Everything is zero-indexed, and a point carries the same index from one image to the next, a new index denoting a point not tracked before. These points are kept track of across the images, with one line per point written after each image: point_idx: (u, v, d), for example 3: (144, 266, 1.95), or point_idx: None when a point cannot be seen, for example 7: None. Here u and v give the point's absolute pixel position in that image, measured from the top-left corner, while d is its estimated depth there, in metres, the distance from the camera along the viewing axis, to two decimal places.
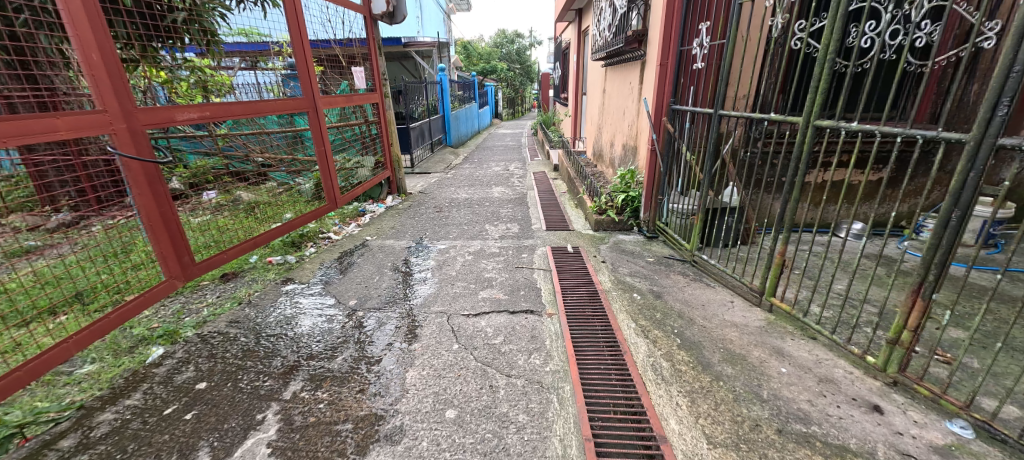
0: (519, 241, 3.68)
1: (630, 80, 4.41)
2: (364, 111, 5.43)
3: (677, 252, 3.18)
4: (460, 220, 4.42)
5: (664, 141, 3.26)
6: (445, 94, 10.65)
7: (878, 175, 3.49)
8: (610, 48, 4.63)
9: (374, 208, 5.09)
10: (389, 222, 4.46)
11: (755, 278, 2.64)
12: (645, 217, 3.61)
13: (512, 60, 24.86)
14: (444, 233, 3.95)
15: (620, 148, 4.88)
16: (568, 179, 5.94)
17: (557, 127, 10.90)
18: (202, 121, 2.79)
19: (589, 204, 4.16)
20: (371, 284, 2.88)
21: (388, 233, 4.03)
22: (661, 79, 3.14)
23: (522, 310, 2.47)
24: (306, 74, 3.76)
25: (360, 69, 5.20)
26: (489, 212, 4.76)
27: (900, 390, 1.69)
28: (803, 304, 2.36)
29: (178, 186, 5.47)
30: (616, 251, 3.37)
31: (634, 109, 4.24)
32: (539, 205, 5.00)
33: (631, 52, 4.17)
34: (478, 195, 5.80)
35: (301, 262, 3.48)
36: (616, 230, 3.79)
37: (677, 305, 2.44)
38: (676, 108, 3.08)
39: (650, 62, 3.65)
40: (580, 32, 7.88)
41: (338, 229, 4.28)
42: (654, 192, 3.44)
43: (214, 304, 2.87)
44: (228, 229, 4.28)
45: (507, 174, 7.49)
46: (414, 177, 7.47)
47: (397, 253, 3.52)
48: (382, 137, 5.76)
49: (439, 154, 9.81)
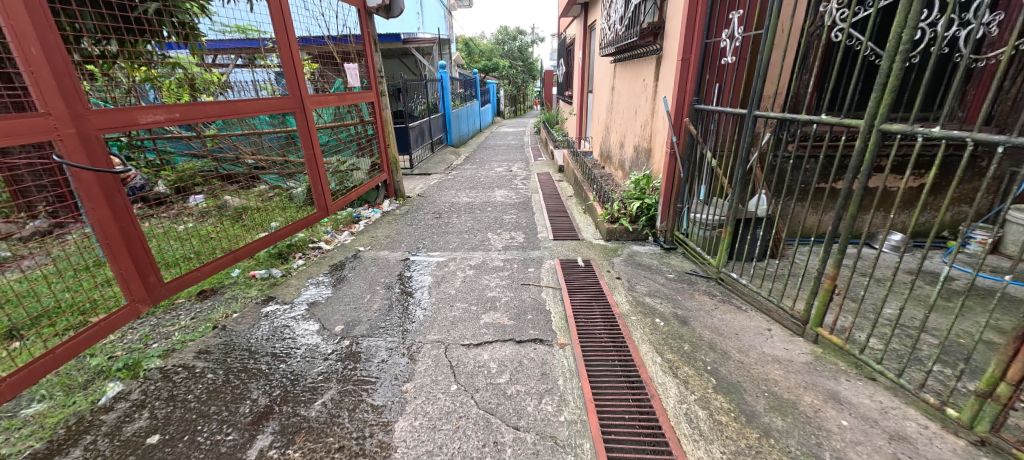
0: (525, 253, 3.39)
1: (644, 77, 4.09)
2: (360, 110, 5.13)
3: (701, 267, 2.89)
4: (461, 228, 4.13)
5: (685, 144, 2.96)
6: (446, 92, 10.34)
7: (920, 181, 3.18)
8: (621, 43, 4.31)
9: (370, 213, 4.81)
10: (385, 229, 4.17)
11: (793, 301, 2.33)
12: (662, 226, 3.32)
13: (515, 57, 24.51)
14: (444, 243, 3.67)
15: (631, 151, 4.57)
16: (575, 181, 5.63)
17: (561, 126, 10.59)
18: (171, 123, 2.49)
19: (599, 211, 3.85)
20: (362, 305, 2.59)
21: (384, 243, 3.75)
22: (683, 75, 2.84)
23: (530, 338, 2.17)
24: (292, 72, 3.46)
25: (355, 66, 4.87)
26: (491, 218, 4.47)
27: (992, 453, 1.39)
28: (854, 334, 2.06)
29: (165, 190, 5.20)
30: (632, 265, 3.07)
31: (648, 109, 3.93)
32: (544, 210, 4.70)
33: (645, 46, 3.85)
34: (480, 198, 5.51)
35: (288, 276, 3.20)
36: (629, 240, 3.49)
37: (707, 333, 2.14)
38: (699, 108, 2.78)
39: (668, 57, 3.34)
40: (587, 27, 7.54)
41: (330, 237, 4.00)
42: (673, 201, 3.15)
43: (187, 327, 2.59)
44: (213, 238, 4.01)
45: (510, 175, 7.19)
46: (413, 179, 7.18)
47: (392, 266, 3.24)
48: (378, 138, 5.45)
49: (440, 154, 9.52)
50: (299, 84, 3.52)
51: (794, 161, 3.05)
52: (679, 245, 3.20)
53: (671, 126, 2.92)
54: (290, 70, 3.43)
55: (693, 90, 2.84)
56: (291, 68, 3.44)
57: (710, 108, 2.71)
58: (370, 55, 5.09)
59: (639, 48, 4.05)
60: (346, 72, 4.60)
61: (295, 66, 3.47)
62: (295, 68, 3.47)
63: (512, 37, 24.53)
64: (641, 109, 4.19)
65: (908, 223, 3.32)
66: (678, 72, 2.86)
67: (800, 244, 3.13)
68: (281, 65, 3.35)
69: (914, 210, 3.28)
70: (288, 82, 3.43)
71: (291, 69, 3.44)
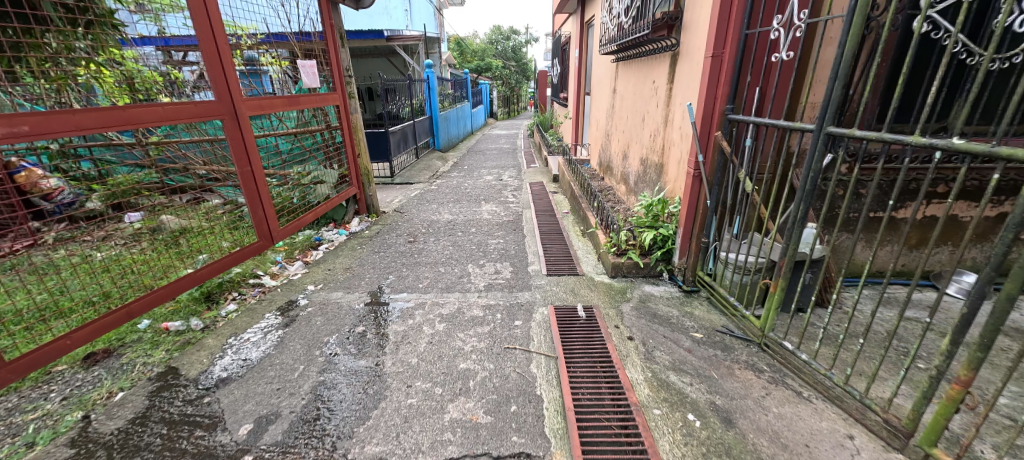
0: (512, 297, 2.73)
1: (656, 77, 3.43)
2: (325, 114, 4.44)
3: (736, 324, 2.26)
4: (437, 256, 3.46)
5: (713, 165, 2.34)
6: (434, 93, 9.67)
7: (997, 210, 2.57)
8: (627, 38, 3.66)
9: (334, 234, 4.14)
10: (346, 259, 3.49)
11: (875, 389, 1.70)
12: (681, 262, 2.70)
13: (508, 57, 23.93)
14: (412, 282, 2.99)
15: (638, 164, 3.94)
16: (572, 196, 4.99)
17: (556, 130, 9.93)
18: (12, 141, 1.85)
19: (602, 240, 3.20)
20: (287, 386, 1.92)
21: (340, 279, 3.07)
22: (713, 76, 2.22)
23: (512, 452, 1.52)
24: (219, 70, 2.72)
25: (313, 62, 3.96)
26: (475, 242, 3.80)
27: None
28: (977, 453, 1.43)
29: (96, 206, 4.47)
30: (646, 316, 2.42)
31: (660, 116, 3.29)
32: (537, 233, 4.04)
33: (657, 42, 3.21)
34: (464, 215, 4.84)
35: (209, 331, 2.50)
36: (639, 278, 2.86)
37: (766, 445, 1.50)
38: (734, 119, 2.16)
39: (690, 54, 2.71)
40: (584, 23, 6.92)
41: (278, 270, 3.31)
42: (696, 234, 2.52)
43: (48, 415, 1.90)
44: (137, 271, 3.30)
45: (500, 185, 6.52)
46: (392, 189, 6.49)
47: (344, 316, 2.56)
48: (347, 147, 4.73)
49: (425, 160, 8.82)
50: (229, 84, 2.78)
51: (848, 184, 2.43)
52: (705, 288, 2.57)
53: (695, 142, 2.29)
54: (215, 67, 2.69)
55: (727, 95, 2.21)
56: (217, 65, 2.70)
57: (748, 119, 2.09)
58: (334, 49, 4.37)
59: (650, 44, 3.40)
60: (300, 68, 3.84)
61: (223, 62, 2.73)
62: (223, 64, 2.74)
63: (505, 37, 24.00)
64: (651, 117, 3.55)
65: (980, 260, 2.71)
66: (706, 73, 2.24)
67: (859, 284, 2.62)
68: (203, 61, 2.62)
69: (988, 244, 2.67)
70: (214, 82, 2.69)
71: (217, 65, 2.70)
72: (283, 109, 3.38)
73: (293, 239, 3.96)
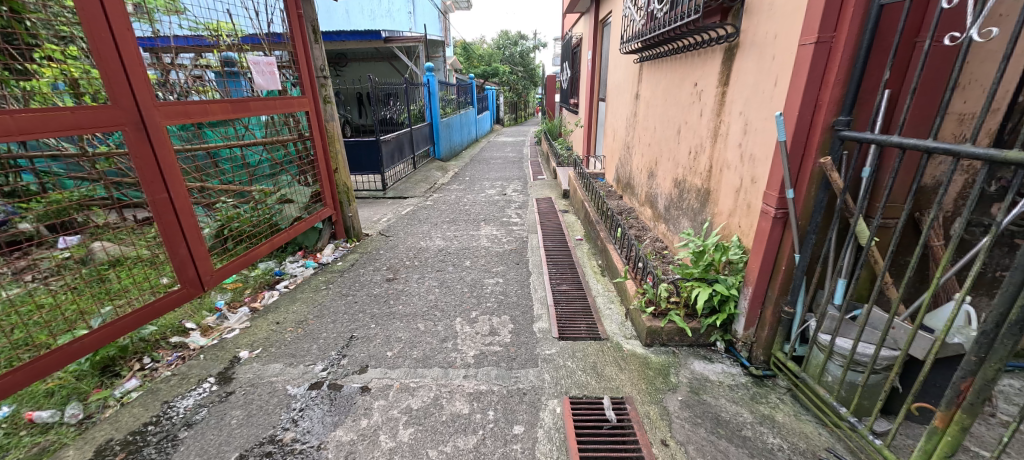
0: (510, 379, 1.96)
1: (698, 77, 2.70)
2: (297, 122, 3.70)
3: (845, 443, 1.51)
4: (417, 304, 2.71)
5: (809, 202, 1.60)
6: (434, 98, 8.98)
7: None
8: (662, 30, 2.95)
9: (298, 266, 3.42)
10: (302, 305, 2.74)
11: None
12: (747, 332, 1.94)
13: (515, 62, 23.28)
14: (378, 348, 2.23)
15: (670, 185, 3.20)
16: (588, 219, 4.22)
17: (566, 138, 9.18)
18: None
19: (632, 291, 2.45)
20: None
21: (285, 341, 2.32)
22: (814, 74, 1.49)
23: None
24: (116, 66, 1.98)
25: (272, 58, 3.24)
26: (468, 282, 3.05)
27: None
28: None
29: (25, 229, 3.77)
30: (706, 423, 1.65)
31: (706, 129, 2.57)
32: (546, 269, 3.29)
33: (705, 33, 2.50)
34: (459, 241, 4.09)
35: (82, 431, 1.77)
36: (685, 349, 2.12)
37: None
38: (850, 137, 1.41)
39: (762, 45, 1.98)
40: (599, 22, 6.22)
41: (216, 320, 2.61)
42: (774, 298, 1.77)
43: None
44: (35, 322, 2.57)
45: (503, 202, 5.77)
46: (382, 205, 5.77)
47: (274, 407, 1.82)
48: (323, 160, 3.99)
49: (422, 171, 8.10)
50: (133, 84, 2.06)
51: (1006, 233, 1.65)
52: (783, 373, 1.81)
53: (784, 170, 1.55)
54: (110, 61, 1.96)
55: (838, 102, 1.47)
56: (112, 57, 1.97)
57: (878, 138, 1.33)
58: (305, 46, 3.67)
59: (696, 34, 2.65)
60: (250, 65, 3.09)
61: (123, 54, 2.01)
62: (123, 58, 2.01)
63: (513, 42, 23.32)
64: (689, 129, 2.82)
65: None
66: (805, 69, 1.50)
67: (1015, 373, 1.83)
68: (91, 52, 1.89)
69: None
70: (107, 81, 1.96)
71: (113, 58, 1.97)
72: (226, 117, 2.66)
73: (247, 273, 3.26)
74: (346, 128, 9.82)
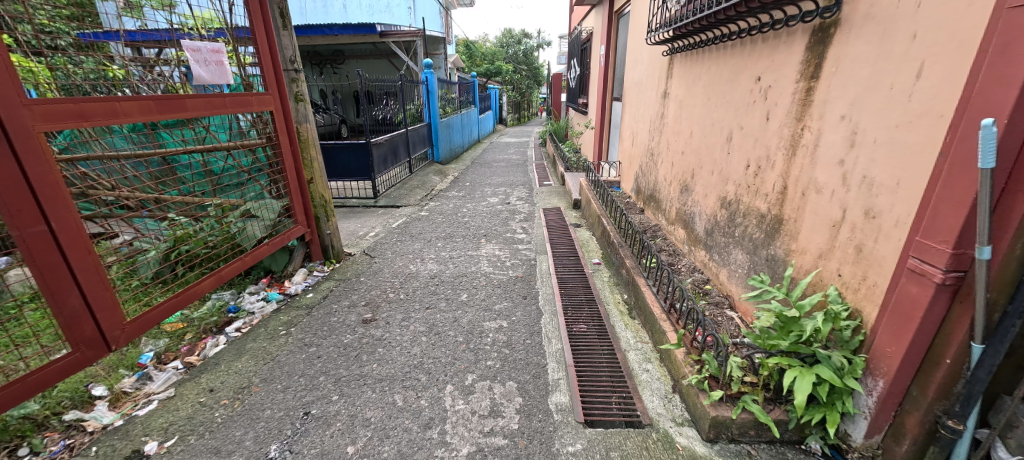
0: None
1: (763, 69, 2.09)
2: (265, 123, 3.09)
3: None
4: (396, 363, 2.09)
5: (1010, 265, 1.00)
6: (433, 96, 8.34)
7: None
8: (713, 10, 2.34)
9: (258, 300, 2.78)
10: (248, 362, 2.13)
11: None
12: (868, 441, 1.32)
13: (519, 61, 22.58)
14: (335, 440, 1.61)
15: (714, 205, 2.57)
16: (606, 239, 3.60)
17: (574, 141, 8.53)
18: None
19: (683, 358, 1.82)
20: None
21: (212, 424, 1.72)
22: None
23: None
24: None
25: (220, 45, 2.62)
26: (463, 327, 2.42)
27: None
28: None
29: None
30: None
31: (777, 137, 1.95)
32: (560, 308, 2.66)
33: (782, 8, 1.89)
34: (455, 265, 3.47)
35: None
36: (765, 450, 1.49)
37: None
38: None
39: (891, 20, 1.36)
40: (615, 13, 5.60)
41: (134, 385, 1.99)
42: (928, 403, 1.16)
43: None
44: None
45: (506, 213, 5.15)
46: (371, 216, 5.15)
47: None
48: (297, 169, 3.38)
49: (419, 175, 7.47)
50: None
51: None
52: None
53: (982, 215, 0.94)
54: None
55: None
56: None
57: None
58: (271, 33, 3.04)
59: (766, 12, 2.02)
60: (185, 52, 2.41)
61: None
62: None
63: (517, 40, 22.60)
64: (748, 135, 2.20)
65: None
66: None
67: None
68: None
69: None
70: None
71: None
72: (148, 119, 2.05)
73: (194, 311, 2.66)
74: (340, 128, 9.20)
